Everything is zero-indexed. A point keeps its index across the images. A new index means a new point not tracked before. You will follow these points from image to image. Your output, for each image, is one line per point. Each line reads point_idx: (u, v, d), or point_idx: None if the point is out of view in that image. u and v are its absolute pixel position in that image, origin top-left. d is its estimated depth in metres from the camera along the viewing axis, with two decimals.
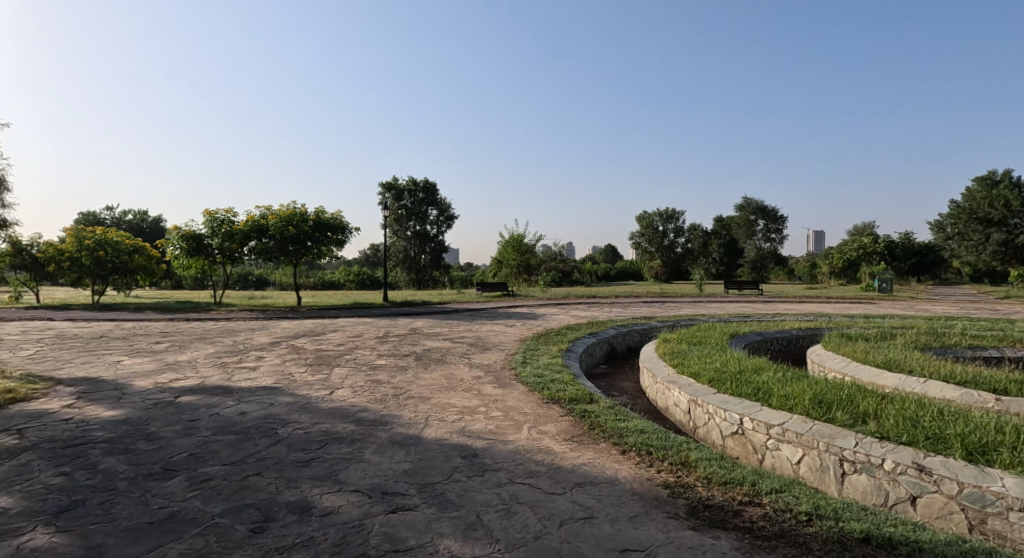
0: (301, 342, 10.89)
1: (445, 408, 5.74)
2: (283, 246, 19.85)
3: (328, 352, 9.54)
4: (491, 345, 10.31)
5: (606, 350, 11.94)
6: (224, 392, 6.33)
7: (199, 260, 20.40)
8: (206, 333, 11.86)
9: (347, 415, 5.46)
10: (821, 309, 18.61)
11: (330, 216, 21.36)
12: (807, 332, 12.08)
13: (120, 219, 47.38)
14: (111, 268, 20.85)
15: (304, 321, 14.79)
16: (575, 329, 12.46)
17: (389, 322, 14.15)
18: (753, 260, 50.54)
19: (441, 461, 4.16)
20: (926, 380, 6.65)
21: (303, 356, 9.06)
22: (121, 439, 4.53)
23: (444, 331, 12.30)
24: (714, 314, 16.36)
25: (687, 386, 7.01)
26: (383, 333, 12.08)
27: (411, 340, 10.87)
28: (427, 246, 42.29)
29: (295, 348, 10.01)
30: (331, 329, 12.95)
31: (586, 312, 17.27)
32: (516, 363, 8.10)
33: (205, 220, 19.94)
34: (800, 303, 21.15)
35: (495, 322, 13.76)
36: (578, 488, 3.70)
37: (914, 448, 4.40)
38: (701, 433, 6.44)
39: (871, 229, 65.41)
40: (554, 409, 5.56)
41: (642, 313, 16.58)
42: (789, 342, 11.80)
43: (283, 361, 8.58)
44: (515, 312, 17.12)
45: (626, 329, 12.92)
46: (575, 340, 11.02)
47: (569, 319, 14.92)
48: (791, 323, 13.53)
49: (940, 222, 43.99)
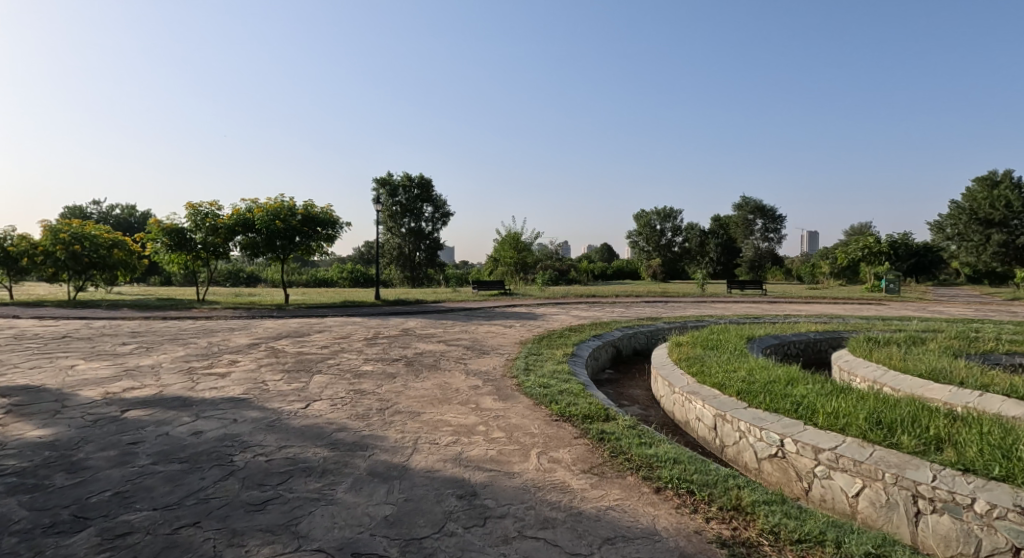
0: (282, 344, 10.02)
1: (439, 427, 4.87)
2: (270, 242, 19.03)
3: (310, 356, 8.68)
4: (489, 348, 9.47)
5: (611, 354, 11.12)
6: (181, 406, 5.46)
7: (182, 255, 19.45)
8: (180, 334, 10.98)
9: (321, 436, 4.59)
10: (831, 310, 17.85)
11: (320, 210, 20.47)
12: (825, 335, 11.30)
13: (108, 214, 46.28)
14: (90, 263, 19.94)
15: (289, 320, 13.95)
16: (579, 331, 11.62)
17: (379, 322, 13.30)
18: (751, 260, 49.97)
19: (433, 503, 3.34)
20: (982, 394, 5.83)
21: (281, 361, 8.19)
22: (35, 469, 3.69)
23: (438, 333, 11.46)
24: (722, 315, 15.59)
25: (710, 398, 6.23)
26: (372, 335, 11.23)
27: (403, 343, 10.01)
28: (422, 244, 41.47)
29: (275, 351, 9.14)
30: (317, 329, 12.09)
31: (588, 312, 16.48)
32: (518, 371, 7.25)
33: (188, 213, 19.00)
34: (807, 304, 20.41)
35: (493, 323, 12.93)
36: (609, 546, 2.92)
37: (1010, 485, 3.64)
38: (729, 452, 5.65)
39: (869, 229, 65.12)
40: (565, 430, 4.72)
41: (646, 314, 15.79)
42: (806, 346, 11.00)
43: (258, 367, 7.71)
44: (513, 312, 16.29)
45: (632, 331, 12.11)
46: (579, 343, 10.19)
47: (571, 319, 14.11)
48: (806, 325, 12.76)
49: (939, 223, 43.65)
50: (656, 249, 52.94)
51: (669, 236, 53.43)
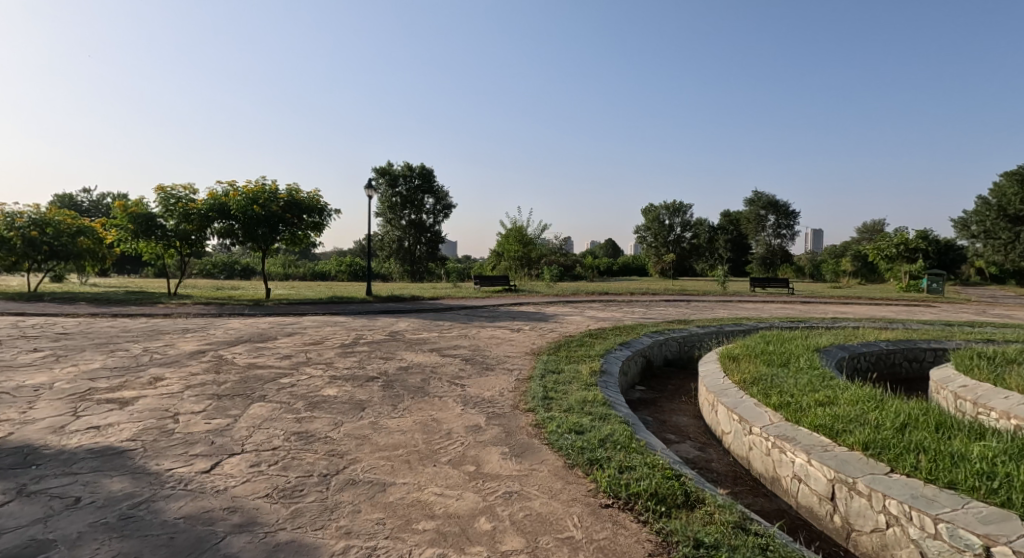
0: (236, 352, 8.01)
1: (413, 525, 2.90)
2: (249, 229, 17.06)
3: (261, 371, 6.66)
4: (494, 360, 7.52)
5: (641, 365, 9.12)
6: (10, 469, 3.45)
7: (151, 244, 17.47)
8: (116, 337, 8.98)
9: (200, 550, 2.62)
10: (879, 312, 15.78)
11: (306, 194, 18.43)
12: (900, 345, 9.26)
13: (99, 203, 44.36)
14: (51, 251, 18.01)
15: (259, 320, 11.94)
16: (600, 337, 9.62)
17: (363, 325, 11.24)
18: (764, 257, 47.54)
19: None
20: None
21: (219, 379, 6.17)
22: None
23: (432, 338, 9.50)
24: (761, 317, 13.57)
25: (820, 452, 4.22)
26: (351, 341, 9.21)
27: (385, 354, 7.97)
28: (423, 237, 39.37)
29: (220, 363, 7.11)
30: (286, 332, 10.07)
31: (604, 312, 14.51)
32: (533, 400, 5.26)
33: (158, 196, 17.03)
34: (846, 305, 18.35)
35: (498, 326, 10.95)
36: None
37: None
38: (863, 543, 3.69)
39: (882, 225, 62.88)
40: (632, 538, 2.81)
41: (672, 316, 13.82)
42: (879, 359, 8.98)
43: (184, 388, 5.72)
44: (520, 312, 14.30)
45: (663, 338, 10.08)
46: (605, 353, 8.21)
47: (588, 321, 12.10)
48: (869, 331, 10.77)
49: (965, 220, 41.40)
50: (665, 245, 50.61)
51: (678, 232, 51.11)
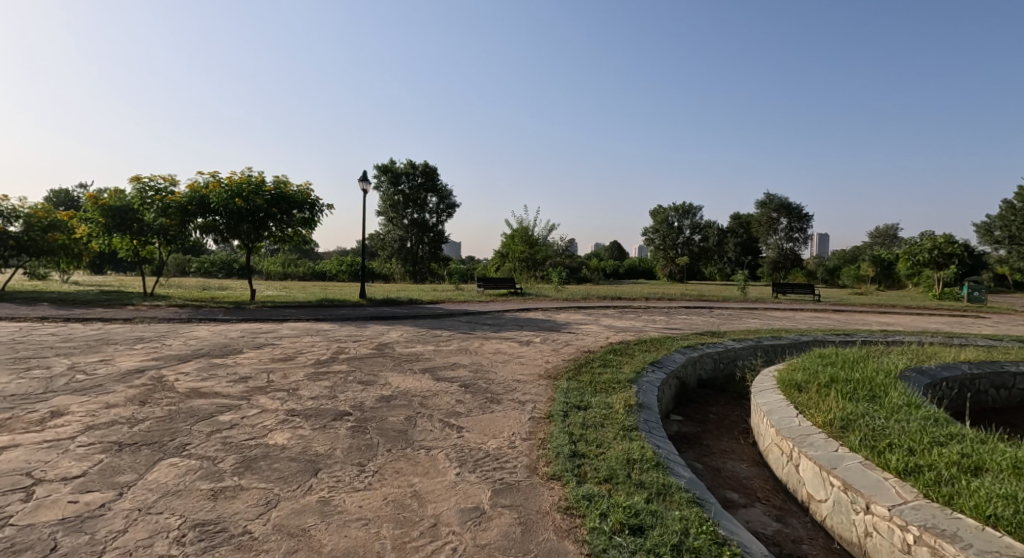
0: (183, 371, 6.46)
1: None
2: (233, 225, 15.58)
3: (202, 402, 5.14)
4: (502, 387, 5.97)
5: (674, 390, 7.57)
6: None
7: (127, 240, 16.01)
8: (47, 350, 7.44)
9: None
10: (928, 324, 14.17)
11: (296, 188, 16.90)
12: (986, 368, 7.65)
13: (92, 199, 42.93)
14: (20, 247, 16.61)
15: (231, 327, 10.39)
16: (627, 355, 8.04)
17: (347, 335, 9.64)
18: (776, 260, 45.72)
19: None
20: None
21: (136, 416, 4.64)
22: None
23: (427, 353, 7.95)
24: (802, 329, 11.95)
25: None
26: (330, 356, 7.65)
27: (367, 376, 6.42)
28: (425, 237, 37.75)
29: (155, 388, 5.60)
30: (256, 344, 8.53)
31: (623, 320, 12.96)
32: (557, 461, 3.69)
33: (133, 187, 15.60)
34: (886, 314, 16.68)
35: (505, 338, 9.39)
36: None
37: None
38: None
39: (895, 230, 61.78)
40: None
41: (700, 326, 12.20)
42: (963, 387, 7.38)
43: (81, 431, 4.20)
44: (528, 320, 12.72)
45: (698, 355, 8.51)
46: (636, 377, 6.66)
47: (608, 333, 10.52)
48: (939, 349, 9.16)
49: (990, 225, 39.61)
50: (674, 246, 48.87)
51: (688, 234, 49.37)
